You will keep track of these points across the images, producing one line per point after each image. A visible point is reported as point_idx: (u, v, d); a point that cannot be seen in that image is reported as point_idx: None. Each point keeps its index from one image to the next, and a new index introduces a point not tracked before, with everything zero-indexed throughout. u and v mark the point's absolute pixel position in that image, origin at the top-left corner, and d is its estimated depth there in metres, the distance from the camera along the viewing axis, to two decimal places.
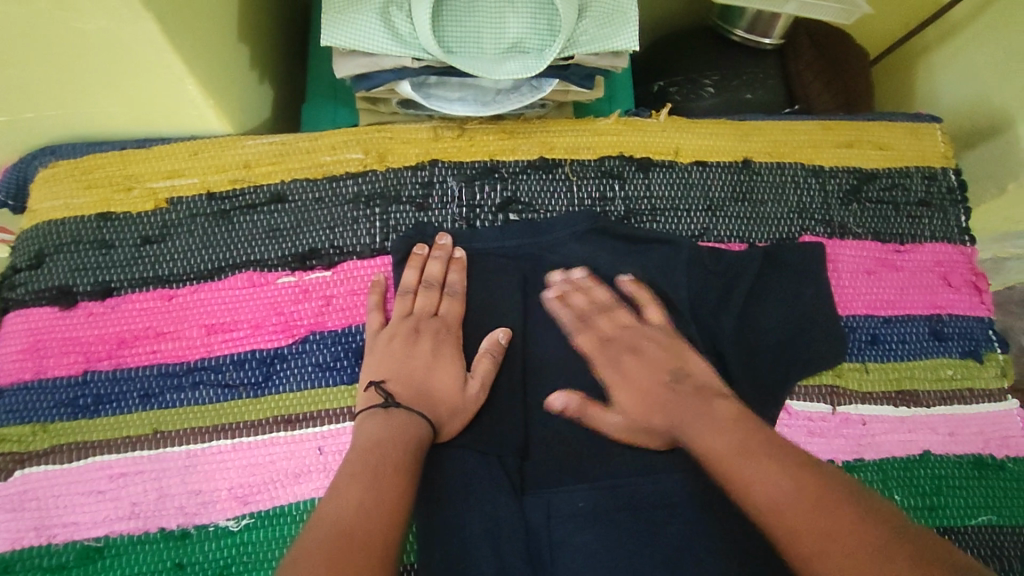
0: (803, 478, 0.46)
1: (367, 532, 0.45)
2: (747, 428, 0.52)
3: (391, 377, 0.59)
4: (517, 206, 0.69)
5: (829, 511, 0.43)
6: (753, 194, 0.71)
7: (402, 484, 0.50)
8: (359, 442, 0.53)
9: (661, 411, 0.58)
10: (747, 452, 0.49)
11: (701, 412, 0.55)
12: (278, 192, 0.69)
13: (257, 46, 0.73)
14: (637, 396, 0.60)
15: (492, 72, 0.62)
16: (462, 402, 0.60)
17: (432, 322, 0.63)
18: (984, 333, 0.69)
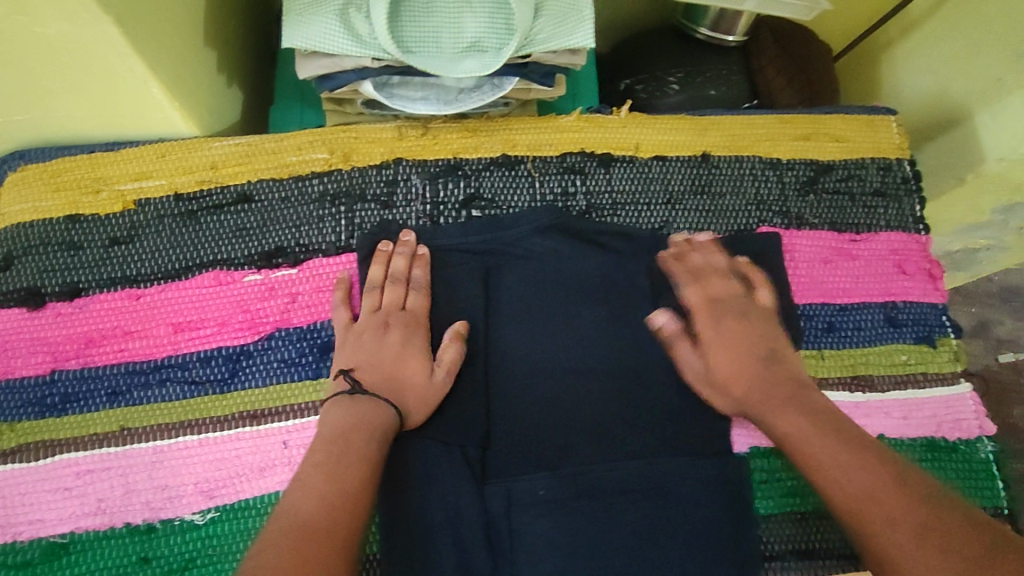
0: (877, 472, 0.52)
1: (332, 525, 0.48)
2: (826, 415, 0.58)
3: (359, 366, 0.61)
4: (480, 202, 0.71)
5: (904, 503, 0.50)
6: (712, 188, 0.73)
7: (364, 475, 0.52)
8: (327, 429, 0.55)
9: (754, 384, 0.62)
10: (823, 441, 0.55)
11: (788, 394, 0.60)
12: (244, 192, 0.70)
13: (223, 49, 0.74)
14: (730, 358, 0.63)
15: (449, 71, 0.63)
16: (429, 391, 0.61)
17: (401, 315, 0.64)
18: (938, 319, 0.71)
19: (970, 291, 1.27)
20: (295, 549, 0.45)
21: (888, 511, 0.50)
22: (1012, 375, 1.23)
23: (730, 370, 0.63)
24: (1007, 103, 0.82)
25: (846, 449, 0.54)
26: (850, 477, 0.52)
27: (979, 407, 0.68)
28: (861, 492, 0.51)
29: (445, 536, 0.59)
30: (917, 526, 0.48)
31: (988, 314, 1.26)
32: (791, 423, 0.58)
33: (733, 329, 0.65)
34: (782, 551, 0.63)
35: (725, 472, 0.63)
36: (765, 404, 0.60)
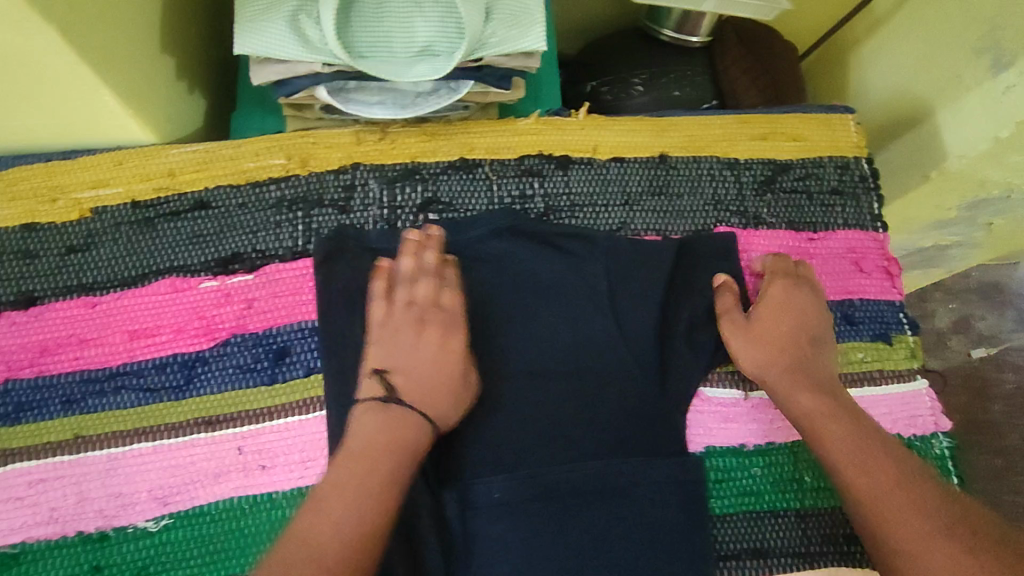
0: (890, 467, 0.58)
1: (344, 546, 0.51)
2: (842, 405, 0.62)
3: (396, 371, 0.62)
4: (437, 206, 0.71)
5: (911, 501, 0.56)
6: (669, 188, 0.73)
7: (391, 487, 0.54)
8: (361, 441, 0.56)
9: (788, 364, 0.65)
10: (840, 434, 0.60)
11: (812, 379, 0.64)
12: (202, 198, 0.70)
13: (182, 56, 0.74)
14: (772, 330, 0.66)
15: (401, 76, 0.63)
16: (466, 394, 0.62)
17: (438, 314, 0.64)
18: (895, 317, 0.71)
19: (949, 286, 1.29)
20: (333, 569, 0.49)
21: (898, 506, 0.56)
22: (993, 369, 1.25)
23: (770, 346, 0.65)
24: (966, 101, 0.83)
25: (860, 446, 0.59)
26: (864, 473, 0.58)
27: (935, 403, 0.69)
28: (875, 489, 0.57)
29: (398, 540, 0.60)
30: (922, 522, 0.54)
31: (968, 310, 1.28)
32: (809, 413, 0.62)
33: (776, 303, 0.67)
34: (737, 551, 0.63)
35: (678, 471, 0.63)
36: (789, 389, 0.63)
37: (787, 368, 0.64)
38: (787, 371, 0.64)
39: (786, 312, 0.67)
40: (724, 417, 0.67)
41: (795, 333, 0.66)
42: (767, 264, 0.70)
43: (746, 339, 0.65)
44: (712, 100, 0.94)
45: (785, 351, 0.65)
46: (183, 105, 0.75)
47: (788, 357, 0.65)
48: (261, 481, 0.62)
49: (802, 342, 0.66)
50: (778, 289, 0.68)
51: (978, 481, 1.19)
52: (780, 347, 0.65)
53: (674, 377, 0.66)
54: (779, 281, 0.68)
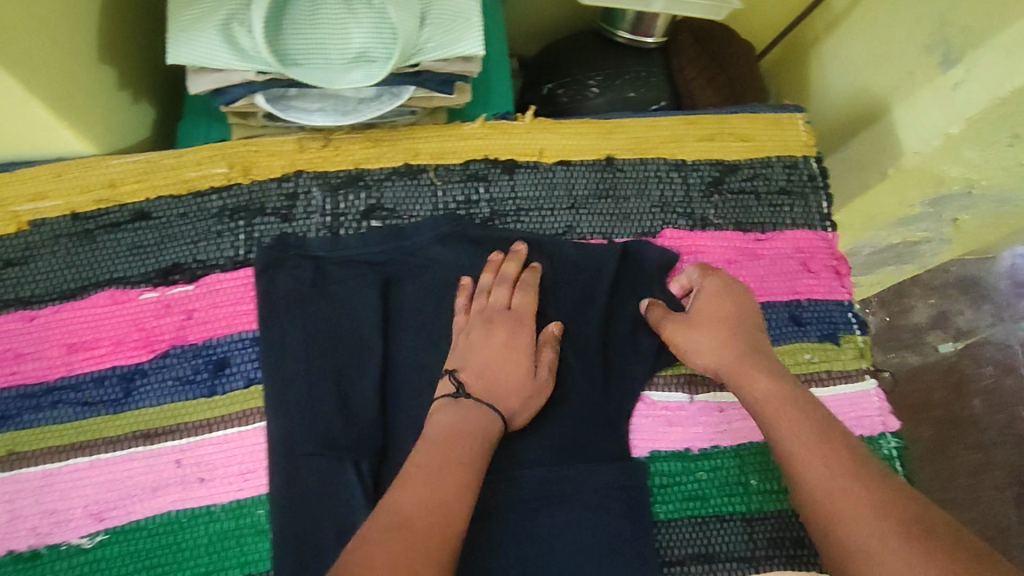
0: (847, 464, 0.53)
1: (429, 523, 0.49)
2: (801, 400, 0.58)
3: (465, 368, 0.62)
4: (381, 212, 0.71)
5: (870, 501, 0.50)
6: (616, 191, 0.73)
7: (466, 481, 0.53)
8: (437, 432, 0.57)
9: (737, 353, 0.63)
10: (794, 429, 0.56)
11: (764, 366, 0.62)
12: (142, 209, 0.69)
13: (133, 65, 0.73)
14: (720, 327, 0.64)
15: (334, 83, 0.61)
16: (534, 394, 0.63)
17: (506, 315, 0.65)
18: (844, 316, 0.71)
19: (928, 282, 1.27)
20: (415, 542, 0.47)
21: (853, 504, 0.50)
22: (973, 365, 1.23)
23: (714, 337, 0.64)
24: (919, 96, 0.80)
25: (816, 442, 0.55)
26: (818, 469, 0.53)
27: (884, 403, 0.69)
28: (829, 485, 0.52)
29: (336, 549, 0.60)
30: (881, 524, 0.48)
31: (947, 305, 1.26)
32: (763, 408, 0.59)
33: (713, 292, 0.66)
34: (683, 556, 0.63)
35: (620, 476, 0.64)
36: (741, 380, 0.61)
37: (736, 356, 0.63)
38: (737, 359, 0.62)
39: (724, 299, 0.66)
40: (669, 421, 0.67)
41: (736, 322, 0.65)
42: (697, 270, 0.68)
43: (692, 333, 0.64)
44: (659, 100, 0.92)
45: (730, 340, 0.63)
46: (129, 115, 0.74)
47: (735, 345, 0.63)
48: (200, 494, 0.62)
49: (749, 334, 0.64)
50: (713, 281, 0.67)
51: (960, 479, 1.15)
52: (725, 334, 0.64)
53: (616, 383, 0.67)
54: (712, 275, 0.68)
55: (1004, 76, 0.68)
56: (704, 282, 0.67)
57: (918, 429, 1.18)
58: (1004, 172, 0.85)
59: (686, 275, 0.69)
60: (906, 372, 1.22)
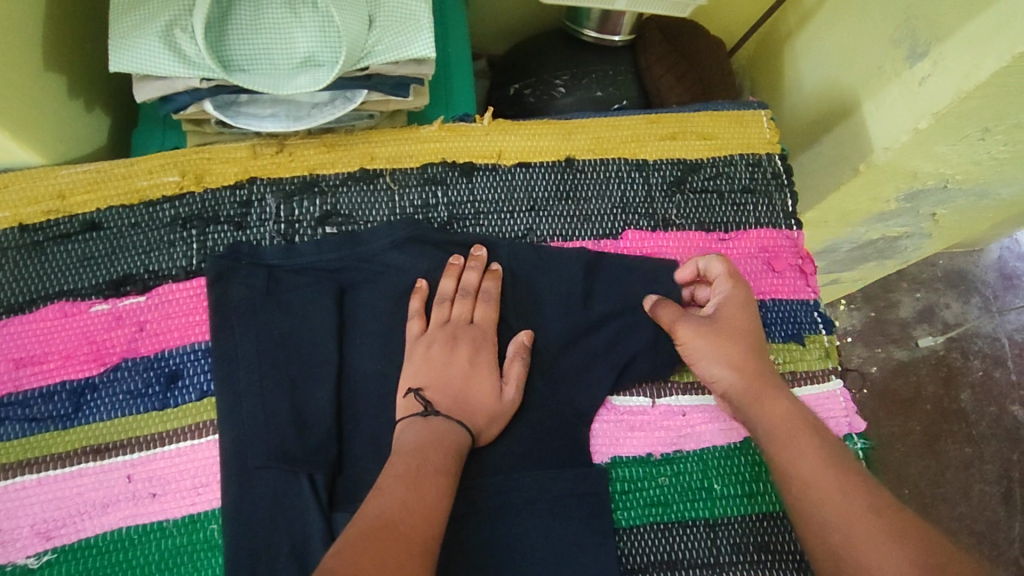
0: (859, 491, 0.52)
1: (412, 527, 0.49)
2: (812, 424, 0.57)
3: (430, 385, 0.61)
4: (336, 218, 0.69)
5: (885, 529, 0.49)
6: (577, 192, 0.72)
7: (432, 490, 0.53)
8: (403, 448, 0.56)
9: (754, 371, 0.60)
10: (808, 452, 0.55)
11: (777, 388, 0.60)
12: (93, 219, 0.68)
13: (87, 74, 0.71)
14: (736, 343, 0.61)
15: (279, 88, 0.60)
16: (500, 409, 0.62)
17: (469, 329, 0.64)
18: (809, 316, 0.71)
19: (916, 275, 1.25)
20: (400, 547, 0.47)
21: (868, 532, 0.49)
22: (961, 358, 1.21)
23: (734, 350, 0.61)
24: (887, 92, 0.74)
25: (827, 467, 0.53)
26: (830, 494, 0.52)
27: (850, 404, 0.69)
28: (841, 511, 0.51)
29: (290, 563, 0.58)
30: (885, 547, 0.48)
31: (934, 298, 1.24)
32: (777, 430, 0.57)
33: (737, 304, 0.63)
34: (645, 564, 0.63)
35: (579, 483, 0.63)
36: (756, 398, 0.59)
37: (756, 376, 0.60)
38: (754, 379, 0.60)
39: (748, 314, 0.63)
40: (631, 426, 0.66)
41: (755, 338, 0.62)
42: (724, 269, 0.64)
43: (711, 343, 0.61)
44: (623, 99, 0.91)
45: (749, 355, 0.61)
46: (85, 127, 0.72)
47: (756, 365, 0.61)
48: (152, 509, 0.61)
49: (761, 353, 0.62)
50: (739, 293, 0.64)
51: (949, 473, 1.14)
52: (741, 350, 0.61)
53: (577, 389, 0.65)
54: (739, 285, 0.64)
55: (971, 69, 0.61)
56: (730, 292, 0.64)
57: (907, 424, 1.16)
58: (980, 165, 0.78)
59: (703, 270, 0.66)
60: (894, 367, 1.19)
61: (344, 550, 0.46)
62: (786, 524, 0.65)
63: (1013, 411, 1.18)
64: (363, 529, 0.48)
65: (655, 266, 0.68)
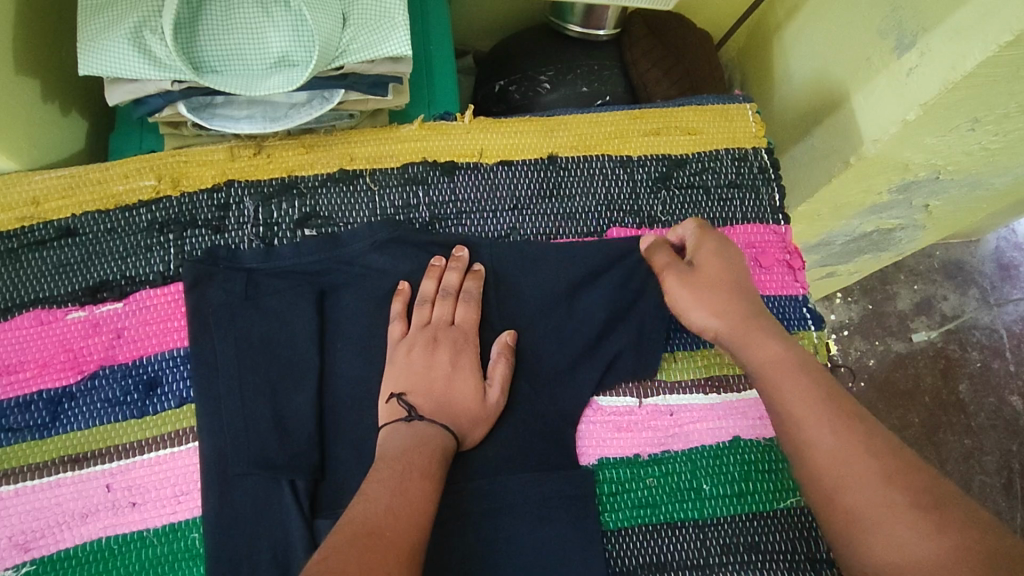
0: (852, 434, 0.51)
1: (395, 532, 0.48)
2: (802, 364, 0.56)
3: (411, 389, 0.60)
4: (315, 220, 0.68)
5: (877, 474, 0.49)
6: (561, 189, 0.71)
7: (416, 494, 0.52)
8: (386, 453, 0.55)
9: (742, 315, 0.60)
10: (797, 389, 0.54)
11: (765, 327, 0.60)
12: (68, 225, 0.67)
13: (62, 78, 0.70)
14: (717, 287, 0.62)
15: (253, 89, 0.59)
16: (484, 412, 0.61)
17: (450, 331, 0.63)
18: (798, 312, 0.70)
19: (913, 267, 1.23)
20: (382, 553, 0.46)
21: (859, 478, 0.49)
22: (959, 350, 1.20)
23: (718, 294, 0.61)
24: (876, 84, 0.72)
25: (818, 408, 0.53)
26: (824, 438, 0.51)
27: None
28: (833, 456, 0.50)
29: (273, 572, 0.57)
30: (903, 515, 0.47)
31: (932, 290, 1.23)
32: (764, 370, 0.57)
33: (713, 250, 0.64)
34: (634, 567, 0.62)
35: (566, 486, 0.62)
36: (744, 340, 0.59)
37: (741, 318, 0.60)
38: (740, 321, 0.60)
39: (725, 258, 0.64)
40: (618, 426, 0.65)
41: (736, 280, 0.63)
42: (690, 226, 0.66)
43: (696, 289, 0.62)
44: (607, 95, 0.89)
45: (733, 299, 0.61)
46: (62, 132, 0.71)
47: (741, 307, 0.61)
48: (131, 519, 0.60)
49: (744, 294, 0.62)
50: (709, 240, 0.65)
51: (950, 465, 1.13)
52: (724, 293, 0.61)
53: (564, 390, 0.64)
54: (709, 236, 0.65)
55: (958, 59, 0.60)
56: (698, 241, 0.65)
57: (906, 417, 1.15)
58: (972, 155, 0.76)
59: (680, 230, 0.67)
60: (891, 360, 1.18)
61: (328, 557, 0.45)
62: (777, 523, 0.64)
63: (1012, 402, 1.17)
64: (337, 538, 0.47)
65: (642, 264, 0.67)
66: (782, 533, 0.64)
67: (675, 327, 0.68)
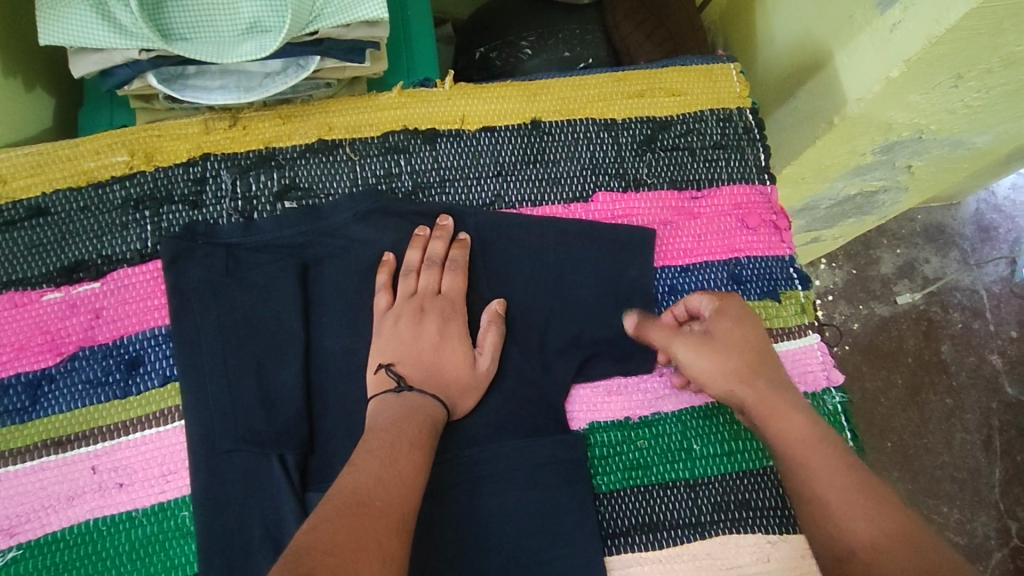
0: (842, 465, 0.53)
1: (385, 501, 0.48)
2: (806, 411, 0.57)
3: (399, 360, 0.59)
4: (295, 193, 0.67)
5: (855, 496, 0.51)
6: (545, 155, 0.70)
7: (405, 462, 0.51)
8: (375, 424, 0.55)
9: (764, 382, 0.58)
10: (805, 447, 0.55)
11: (789, 399, 0.58)
12: (38, 204, 0.65)
13: (25, 50, 0.67)
14: (735, 360, 0.59)
15: (224, 56, 0.56)
16: (474, 380, 0.61)
17: (437, 300, 0.62)
18: (784, 272, 0.71)
19: (895, 232, 1.24)
20: (372, 522, 0.46)
21: (824, 482, 0.53)
22: (940, 311, 1.21)
23: (735, 359, 0.59)
24: (859, 41, 0.71)
25: (800, 428, 0.56)
26: (801, 446, 0.55)
27: (827, 358, 0.69)
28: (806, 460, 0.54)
29: (265, 546, 0.57)
30: (855, 508, 0.51)
31: (914, 253, 1.24)
32: (780, 427, 0.56)
33: (729, 317, 0.62)
34: (627, 528, 0.62)
35: (557, 450, 0.62)
36: (767, 408, 0.57)
37: (763, 386, 0.58)
38: (759, 389, 0.58)
39: (742, 326, 0.61)
40: (608, 391, 0.65)
41: (758, 348, 0.61)
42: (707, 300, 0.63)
43: (716, 363, 0.59)
44: (589, 59, 0.87)
45: (750, 365, 0.59)
46: (26, 108, 0.68)
47: (762, 375, 0.59)
48: (119, 499, 0.59)
49: (766, 365, 0.60)
50: (726, 307, 0.63)
51: (931, 424, 1.16)
52: (741, 363, 0.59)
53: (553, 357, 0.64)
54: (725, 304, 0.63)
55: (941, 12, 0.58)
56: (720, 308, 0.62)
57: (890, 378, 1.17)
58: (954, 113, 0.76)
59: (699, 305, 0.64)
60: (876, 323, 1.20)
61: (317, 527, 0.44)
62: (767, 480, 0.65)
63: (992, 360, 1.19)
64: (324, 509, 0.46)
65: (629, 229, 0.67)
66: (770, 489, 0.65)
67: (660, 264, 0.69)
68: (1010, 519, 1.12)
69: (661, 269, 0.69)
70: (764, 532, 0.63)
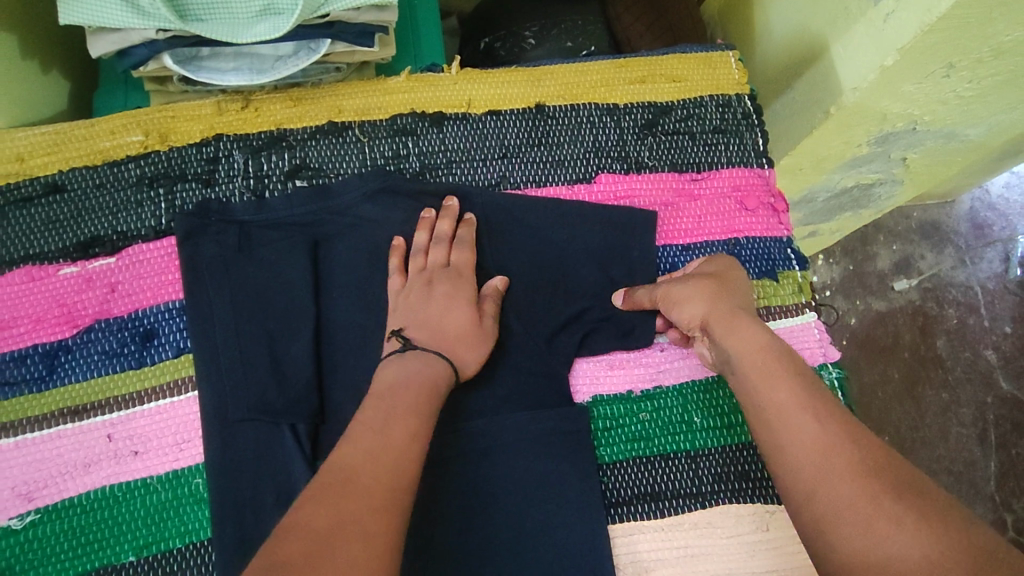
0: (823, 418, 0.50)
1: (390, 465, 0.49)
2: (787, 356, 0.55)
3: (409, 324, 0.60)
4: (306, 172, 0.69)
5: (833, 449, 0.48)
6: (549, 138, 0.72)
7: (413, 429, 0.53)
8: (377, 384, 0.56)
9: (729, 308, 0.59)
10: (780, 392, 0.52)
11: (753, 323, 0.58)
12: (55, 181, 0.67)
13: (42, 32, 0.69)
14: (699, 287, 0.61)
15: (239, 36, 0.58)
16: (482, 336, 0.62)
17: (446, 272, 0.64)
18: (781, 252, 0.73)
19: (892, 228, 1.26)
20: (377, 485, 0.47)
21: (801, 428, 0.50)
22: (936, 306, 1.23)
23: (700, 285, 0.61)
24: (855, 31, 0.73)
25: (775, 372, 0.53)
26: (779, 393, 0.52)
27: (824, 335, 0.71)
28: (785, 407, 0.51)
29: (277, 512, 0.59)
30: (833, 456, 0.47)
31: (909, 250, 1.26)
32: (749, 363, 0.55)
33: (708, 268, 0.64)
34: (629, 497, 0.64)
35: (561, 423, 0.63)
36: (725, 327, 0.57)
37: (727, 311, 0.58)
38: (721, 311, 0.58)
39: (717, 272, 0.63)
40: (611, 364, 0.67)
41: (728, 286, 0.62)
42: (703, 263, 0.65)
43: (682, 285, 0.61)
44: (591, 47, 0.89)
45: (714, 292, 0.60)
46: (43, 89, 0.70)
47: (727, 302, 0.59)
48: (134, 466, 0.61)
49: (736, 299, 0.60)
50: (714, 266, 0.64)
51: (928, 417, 1.18)
52: (706, 290, 0.60)
53: (557, 334, 0.66)
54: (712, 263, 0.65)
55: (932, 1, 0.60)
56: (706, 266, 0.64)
57: (886, 371, 1.20)
58: (947, 104, 0.78)
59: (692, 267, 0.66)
60: (873, 317, 1.22)
61: (326, 487, 0.46)
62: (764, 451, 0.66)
63: (987, 355, 1.21)
64: (334, 470, 0.48)
65: (631, 211, 0.69)
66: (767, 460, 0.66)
67: (661, 243, 0.71)
68: (1005, 511, 1.14)
69: (662, 248, 0.71)
70: (762, 502, 0.65)
